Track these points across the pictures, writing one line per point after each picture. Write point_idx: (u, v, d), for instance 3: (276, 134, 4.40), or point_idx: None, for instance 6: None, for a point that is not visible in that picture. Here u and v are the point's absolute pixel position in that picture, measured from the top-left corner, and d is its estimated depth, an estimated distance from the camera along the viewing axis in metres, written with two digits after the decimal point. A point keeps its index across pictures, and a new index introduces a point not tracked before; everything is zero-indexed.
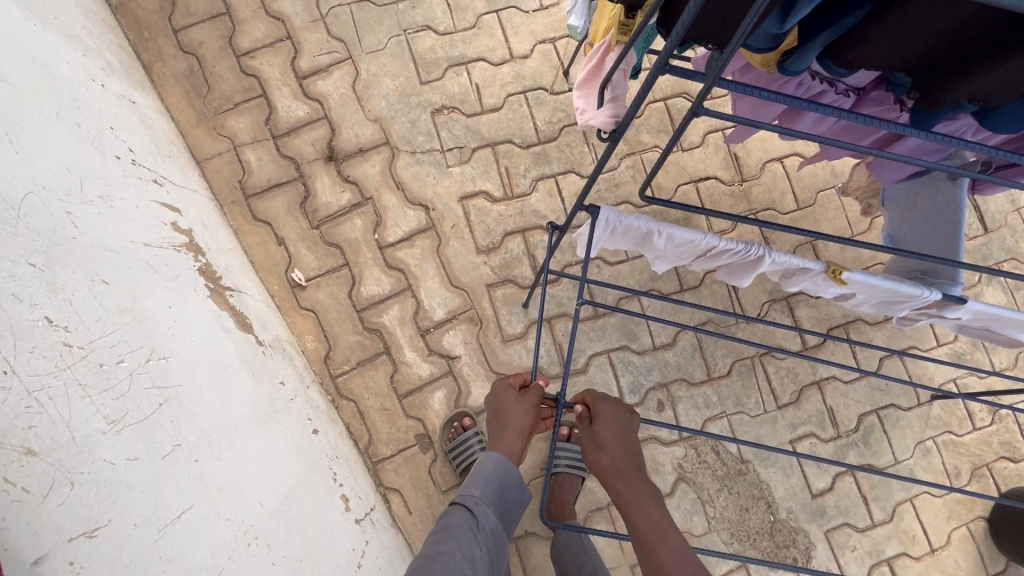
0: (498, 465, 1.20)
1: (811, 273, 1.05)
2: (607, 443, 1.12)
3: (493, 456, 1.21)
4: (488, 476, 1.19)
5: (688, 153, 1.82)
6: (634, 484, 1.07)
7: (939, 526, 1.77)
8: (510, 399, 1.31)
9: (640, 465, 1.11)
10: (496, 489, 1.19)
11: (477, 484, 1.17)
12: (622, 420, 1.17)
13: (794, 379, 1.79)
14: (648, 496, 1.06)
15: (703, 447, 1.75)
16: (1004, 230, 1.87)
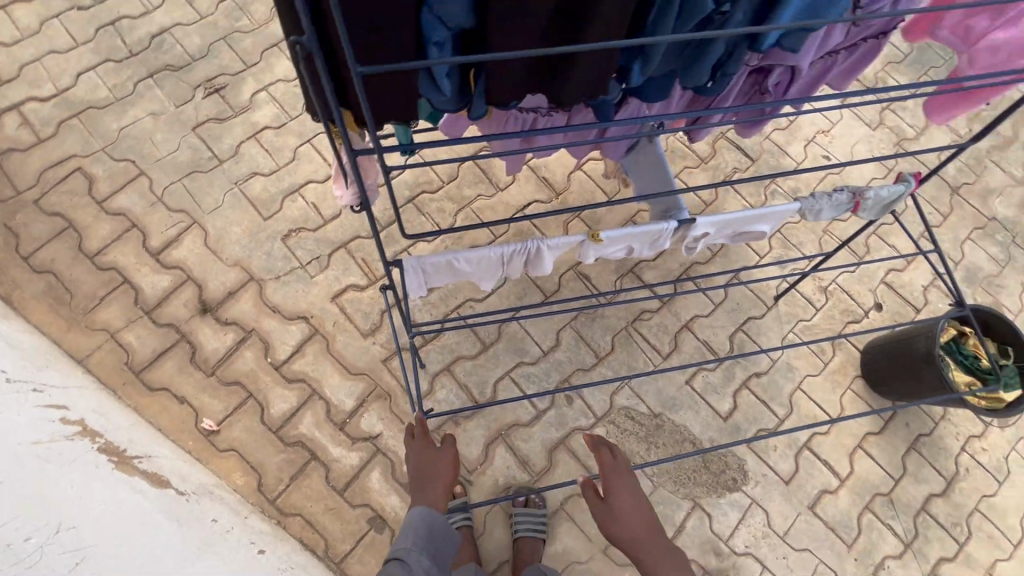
0: (426, 518, 1.33)
1: (579, 243, 1.32)
2: (625, 517, 1.39)
3: (420, 512, 1.34)
4: (418, 529, 1.32)
5: (506, 191, 2.16)
6: (645, 540, 1.38)
7: (830, 398, 2.07)
8: (427, 452, 1.42)
9: (653, 526, 1.41)
10: (425, 536, 1.32)
11: (407, 536, 1.31)
12: (631, 491, 1.43)
13: (667, 330, 2.06)
14: (657, 547, 1.38)
15: (620, 418, 1.95)
16: (764, 155, 2.35)
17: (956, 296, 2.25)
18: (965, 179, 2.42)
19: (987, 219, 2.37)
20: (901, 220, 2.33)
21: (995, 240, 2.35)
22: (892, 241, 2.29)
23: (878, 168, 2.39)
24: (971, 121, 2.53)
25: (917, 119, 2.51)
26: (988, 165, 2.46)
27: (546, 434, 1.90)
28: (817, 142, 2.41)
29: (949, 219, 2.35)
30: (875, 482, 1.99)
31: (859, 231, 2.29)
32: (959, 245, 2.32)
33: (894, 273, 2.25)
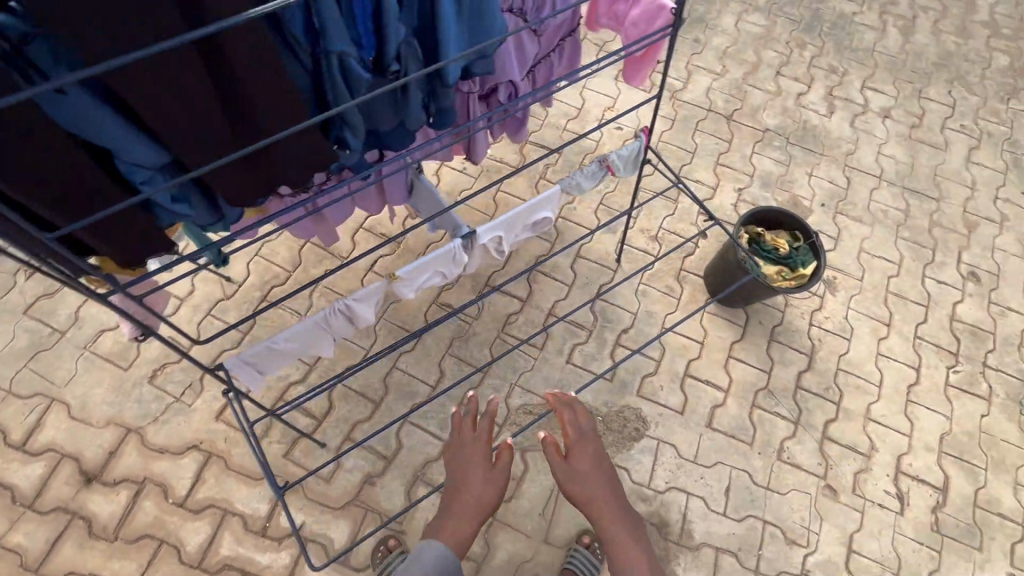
0: (443, 558, 1.46)
1: (383, 287, 1.47)
2: (594, 480, 1.62)
3: (440, 545, 1.48)
4: (434, 564, 1.46)
5: (351, 257, 2.30)
6: (607, 498, 1.60)
7: (692, 326, 2.31)
8: (468, 464, 1.54)
9: (610, 483, 1.66)
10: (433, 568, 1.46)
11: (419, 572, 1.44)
12: (597, 458, 1.66)
13: (535, 324, 2.24)
14: (615, 506, 1.61)
15: (520, 416, 2.09)
16: (567, 145, 2.64)
17: (761, 202, 2.59)
18: (734, 106, 2.82)
19: (762, 131, 2.77)
20: (696, 157, 2.67)
21: (775, 146, 2.74)
22: (695, 177, 2.62)
23: (663, 122, 2.74)
24: (722, 58, 2.96)
25: (680, 71, 2.89)
26: (747, 88, 2.88)
27: None
28: (607, 118, 2.73)
29: (734, 142, 2.73)
30: (753, 381, 2.24)
31: (666, 179, 2.61)
32: (748, 160, 2.69)
33: (706, 202, 2.56)
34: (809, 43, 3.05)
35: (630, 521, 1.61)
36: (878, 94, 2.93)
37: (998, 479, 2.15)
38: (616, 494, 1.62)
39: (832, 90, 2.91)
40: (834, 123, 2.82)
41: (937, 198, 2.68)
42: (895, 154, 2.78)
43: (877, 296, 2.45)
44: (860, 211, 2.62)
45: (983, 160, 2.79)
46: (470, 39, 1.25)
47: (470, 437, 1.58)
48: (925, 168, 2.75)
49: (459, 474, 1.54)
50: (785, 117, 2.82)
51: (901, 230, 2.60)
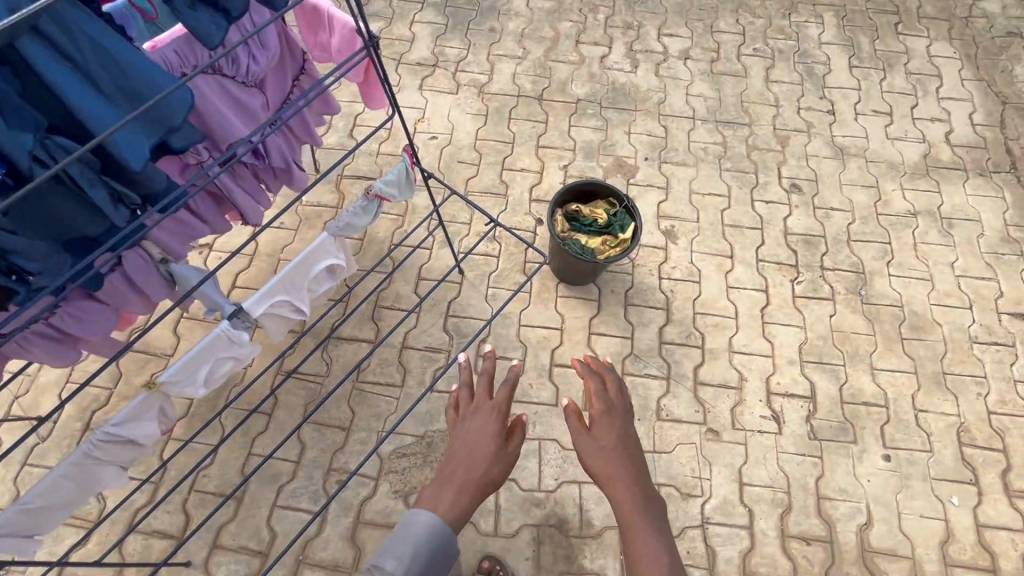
0: (433, 527, 1.26)
1: (147, 402, 1.32)
2: (612, 455, 1.42)
3: (430, 515, 1.28)
4: (421, 536, 1.25)
5: (174, 352, 2.11)
6: (628, 477, 1.39)
7: (547, 315, 2.29)
8: (474, 430, 1.40)
9: (639, 474, 1.42)
10: (420, 548, 1.24)
11: (404, 545, 1.23)
12: (625, 436, 1.47)
13: (388, 362, 2.15)
14: (640, 490, 1.39)
15: (394, 462, 2.00)
16: (384, 169, 2.55)
17: (588, 173, 2.61)
18: (542, 86, 2.82)
19: (575, 103, 2.78)
20: (517, 145, 2.64)
21: (589, 114, 2.76)
22: (520, 166, 2.59)
23: (476, 119, 2.70)
24: (521, 41, 2.95)
25: (483, 65, 2.86)
26: (551, 65, 2.89)
27: (338, 527, 1.90)
28: (419, 130, 2.66)
29: (550, 121, 2.72)
30: (618, 351, 2.24)
31: (491, 175, 2.57)
32: (567, 135, 2.69)
33: (535, 188, 2.55)
34: (601, 6, 3.09)
35: (656, 516, 1.37)
36: (674, 38, 3.01)
37: (857, 371, 2.27)
38: (641, 479, 1.41)
39: (632, 45, 2.97)
40: (640, 77, 2.88)
41: (749, 122, 2.79)
42: (703, 90, 2.86)
43: (716, 232, 2.52)
44: (683, 155, 2.68)
45: (780, 76, 2.93)
46: (130, 99, 1.14)
47: (480, 404, 1.47)
48: (732, 97, 2.85)
49: (461, 440, 1.40)
50: (594, 83, 2.85)
51: (723, 162, 2.68)
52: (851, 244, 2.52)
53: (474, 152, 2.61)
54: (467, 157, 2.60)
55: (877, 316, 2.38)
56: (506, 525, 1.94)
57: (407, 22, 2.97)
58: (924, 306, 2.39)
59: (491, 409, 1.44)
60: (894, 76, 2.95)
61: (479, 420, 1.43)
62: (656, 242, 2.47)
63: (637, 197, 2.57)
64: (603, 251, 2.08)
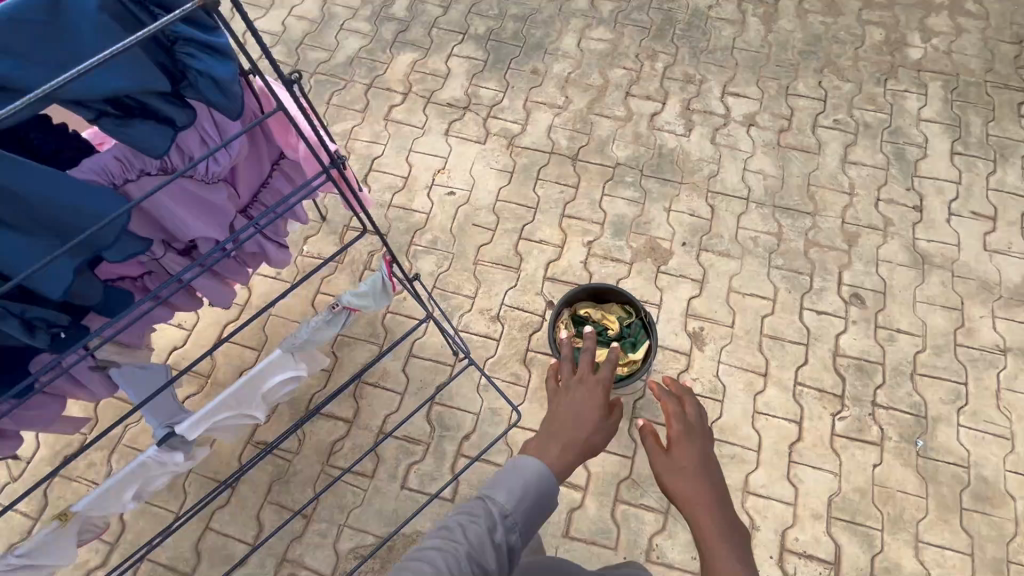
0: (541, 472, 1.19)
1: (57, 531, 1.22)
2: (683, 479, 1.23)
3: (534, 463, 1.21)
4: (523, 484, 1.15)
5: None
6: (708, 500, 1.18)
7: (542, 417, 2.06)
8: (578, 398, 1.41)
9: (722, 499, 1.20)
10: (522, 495, 1.14)
11: (501, 490, 1.14)
12: (701, 454, 1.27)
13: (363, 448, 2.00)
14: (724, 516, 1.16)
15: (350, 564, 1.86)
16: (393, 223, 2.37)
17: (614, 253, 2.32)
18: (579, 144, 2.53)
19: (612, 168, 2.48)
20: (540, 212, 2.39)
21: (627, 183, 2.45)
22: (539, 237, 2.34)
23: (499, 176, 2.46)
24: (565, 88, 2.66)
25: (517, 112, 2.60)
26: (594, 120, 2.58)
27: None
28: (436, 183, 2.45)
29: (581, 187, 2.44)
30: (614, 473, 1.99)
31: (506, 244, 2.33)
32: (598, 206, 2.40)
33: (552, 265, 2.29)
34: (661, 53, 2.74)
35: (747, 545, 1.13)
36: (740, 99, 2.62)
37: (896, 540, 1.92)
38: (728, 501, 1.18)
39: (690, 104, 2.61)
40: (692, 143, 2.53)
41: (813, 212, 2.40)
42: (765, 167, 2.48)
43: (751, 343, 2.18)
44: (727, 244, 2.34)
45: (861, 158, 2.49)
46: (53, 231, 1.02)
47: (582, 379, 1.49)
48: (798, 179, 2.46)
49: (564, 406, 1.41)
50: (638, 146, 2.53)
51: (774, 257, 2.32)
52: (915, 379, 2.12)
53: (492, 216, 2.38)
54: (483, 221, 2.37)
55: (934, 475, 1.99)
56: None
57: (443, 55, 2.74)
58: (995, 471, 1.99)
59: (594, 384, 1.45)
60: (1004, 171, 2.46)
61: (578, 395, 1.43)
62: (679, 347, 2.17)
63: (666, 289, 2.26)
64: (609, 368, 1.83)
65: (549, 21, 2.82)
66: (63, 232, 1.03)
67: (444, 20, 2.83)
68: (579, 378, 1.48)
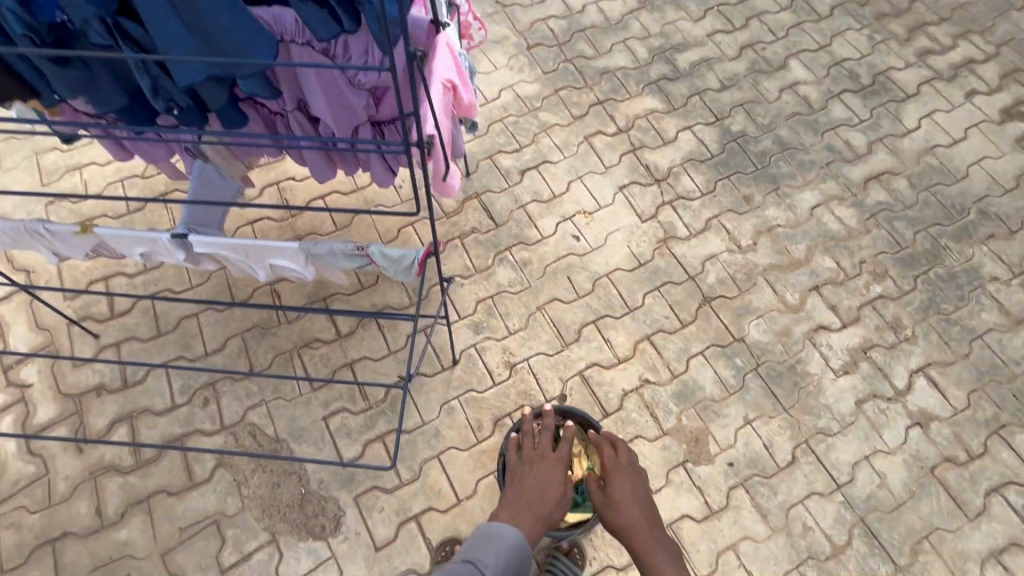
0: (521, 541, 1.26)
1: (78, 235, 1.47)
2: (620, 506, 1.44)
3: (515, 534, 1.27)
4: (505, 548, 1.23)
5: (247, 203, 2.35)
6: (644, 527, 1.41)
7: (463, 477, 1.95)
8: (541, 475, 1.46)
9: (654, 523, 1.43)
10: (504, 561, 1.21)
11: (486, 555, 1.20)
12: (633, 486, 1.48)
13: (327, 363, 2.10)
14: (657, 538, 1.40)
15: (242, 433, 1.99)
16: (510, 222, 2.36)
17: (658, 410, 2.03)
18: (723, 292, 2.23)
19: (732, 338, 2.15)
20: (630, 317, 2.18)
21: (733, 362, 2.11)
22: (609, 336, 2.14)
23: (627, 259, 2.29)
24: (760, 234, 2.33)
25: (697, 220, 2.36)
26: (759, 283, 2.24)
27: (168, 427, 1.99)
28: (572, 221, 2.36)
29: (687, 328, 2.16)
30: None
31: (577, 316, 2.18)
32: (685, 358, 2.11)
33: (596, 369, 2.09)
34: (891, 278, 2.24)
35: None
36: (931, 390, 2.06)
37: None
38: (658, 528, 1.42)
39: (870, 349, 2.13)
40: (836, 385, 2.07)
41: (898, 565, 1.84)
42: (889, 475, 1.95)
43: None
44: (772, 505, 1.91)
45: (1018, 569, 1.82)
46: (206, 40, 1.14)
47: (539, 450, 1.54)
48: (915, 520, 1.89)
49: (528, 479, 1.46)
50: (778, 341, 2.14)
51: (807, 564, 1.84)
52: None
53: (589, 284, 2.24)
54: (577, 282, 2.24)
55: None
56: None
57: (682, 124, 2.56)
58: None
59: (554, 461, 1.50)
60: None
61: (536, 463, 1.50)
62: None
63: (673, 485, 1.93)
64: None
65: (807, 165, 2.47)
66: (214, 47, 1.16)
67: (712, 95, 2.63)
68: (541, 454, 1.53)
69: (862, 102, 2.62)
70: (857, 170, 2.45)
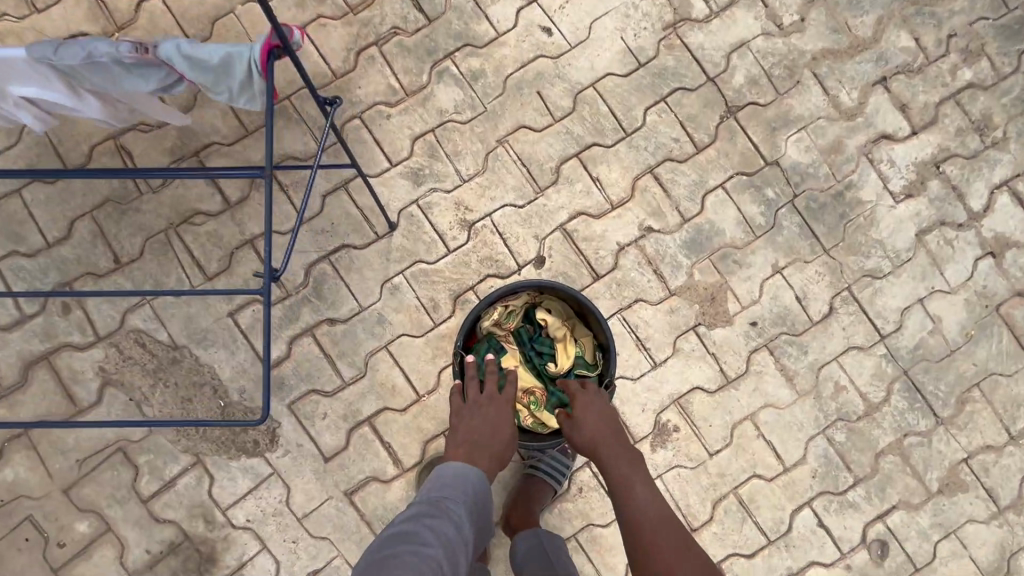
0: (484, 477, 1.16)
1: None
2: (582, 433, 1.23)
3: (474, 471, 1.15)
4: (468, 485, 1.12)
5: (46, 14, 1.55)
6: (611, 452, 1.22)
7: (421, 370, 1.55)
8: (491, 422, 1.23)
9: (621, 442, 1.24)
10: (473, 497, 1.11)
11: (454, 494, 1.09)
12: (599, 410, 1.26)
13: (219, 244, 1.55)
14: (625, 461, 1.22)
15: (126, 342, 1.52)
16: (449, 14, 1.60)
17: (664, 266, 1.56)
18: (754, 97, 1.60)
19: (764, 162, 1.59)
20: (626, 144, 1.58)
21: (763, 195, 1.58)
22: (598, 174, 1.57)
23: (622, 59, 1.60)
24: (812, 4, 1.61)
25: None
26: (805, 79, 1.60)
27: (25, 344, 1.51)
28: (540, 4, 1.60)
29: (704, 154, 1.58)
30: None
31: (554, 149, 1.58)
32: (700, 195, 1.58)
33: (582, 219, 1.56)
34: (986, 58, 1.61)
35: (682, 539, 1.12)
36: (1015, 209, 1.59)
37: None
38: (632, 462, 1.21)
39: (944, 162, 1.60)
40: (893, 214, 1.58)
41: (941, 418, 1.57)
42: (945, 319, 1.58)
43: (711, 489, 1.56)
44: (801, 367, 1.57)
45: None
46: None
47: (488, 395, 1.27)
48: (968, 367, 1.58)
49: (474, 424, 1.23)
50: (824, 161, 1.59)
51: (836, 427, 1.57)
52: None
53: (568, 101, 1.59)
54: (552, 99, 1.59)
55: None
56: (160, 507, 1.51)
57: None
58: None
59: (502, 406, 1.26)
60: None
61: (486, 412, 1.25)
62: (631, 425, 1.55)
63: (681, 355, 1.56)
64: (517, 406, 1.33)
65: None
66: None
67: None
68: (486, 395, 1.27)
69: None
70: None
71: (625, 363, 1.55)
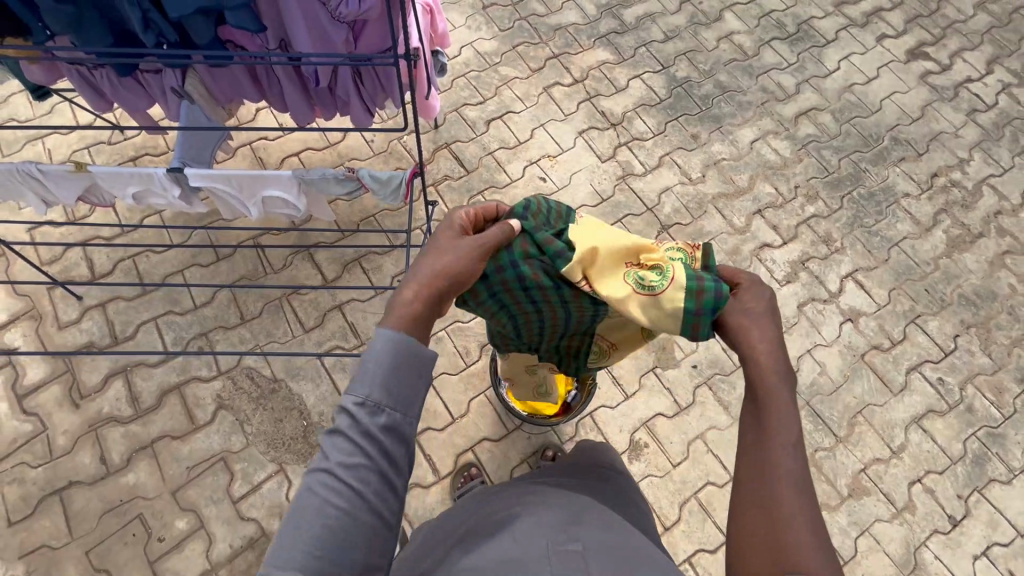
0: (405, 342, 0.83)
1: (72, 175, 1.52)
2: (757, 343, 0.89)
3: (390, 332, 0.83)
4: (378, 362, 0.81)
5: (221, 164, 2.40)
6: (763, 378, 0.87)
7: (457, 398, 2.10)
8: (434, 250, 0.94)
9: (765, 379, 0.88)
10: (390, 379, 0.81)
11: (362, 385, 0.80)
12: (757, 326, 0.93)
13: (317, 307, 2.20)
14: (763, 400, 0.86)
15: (240, 376, 2.07)
16: (481, 169, 2.51)
17: None
18: (678, 220, 2.46)
19: None
20: None
21: None
22: None
23: (592, 196, 2.48)
24: (708, 167, 2.58)
25: (651, 157, 2.58)
26: (710, 211, 2.48)
27: (165, 376, 2.05)
28: (539, 165, 2.53)
29: None
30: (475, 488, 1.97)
31: None
32: None
33: None
34: (822, 200, 2.53)
35: (787, 541, 0.70)
36: (860, 291, 2.36)
37: None
38: (796, 431, 0.78)
39: (807, 260, 2.41)
40: (780, 293, 2.35)
41: (839, 437, 2.13)
42: (828, 364, 2.24)
43: (678, 493, 2.02)
44: (732, 398, 2.17)
45: (934, 431, 2.16)
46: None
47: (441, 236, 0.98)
48: (850, 399, 2.19)
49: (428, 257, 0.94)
50: (729, 259, 2.39)
51: None
52: None
53: None
54: None
55: None
56: (246, 507, 1.90)
57: (632, 73, 2.77)
58: None
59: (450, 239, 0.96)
60: None
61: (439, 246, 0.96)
62: (614, 442, 2.07)
63: (646, 388, 2.16)
64: (554, 244, 1.04)
65: (745, 105, 2.73)
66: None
67: (657, 46, 2.85)
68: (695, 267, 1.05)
69: (789, 47, 2.90)
70: (788, 108, 2.73)
71: (606, 394, 2.14)
